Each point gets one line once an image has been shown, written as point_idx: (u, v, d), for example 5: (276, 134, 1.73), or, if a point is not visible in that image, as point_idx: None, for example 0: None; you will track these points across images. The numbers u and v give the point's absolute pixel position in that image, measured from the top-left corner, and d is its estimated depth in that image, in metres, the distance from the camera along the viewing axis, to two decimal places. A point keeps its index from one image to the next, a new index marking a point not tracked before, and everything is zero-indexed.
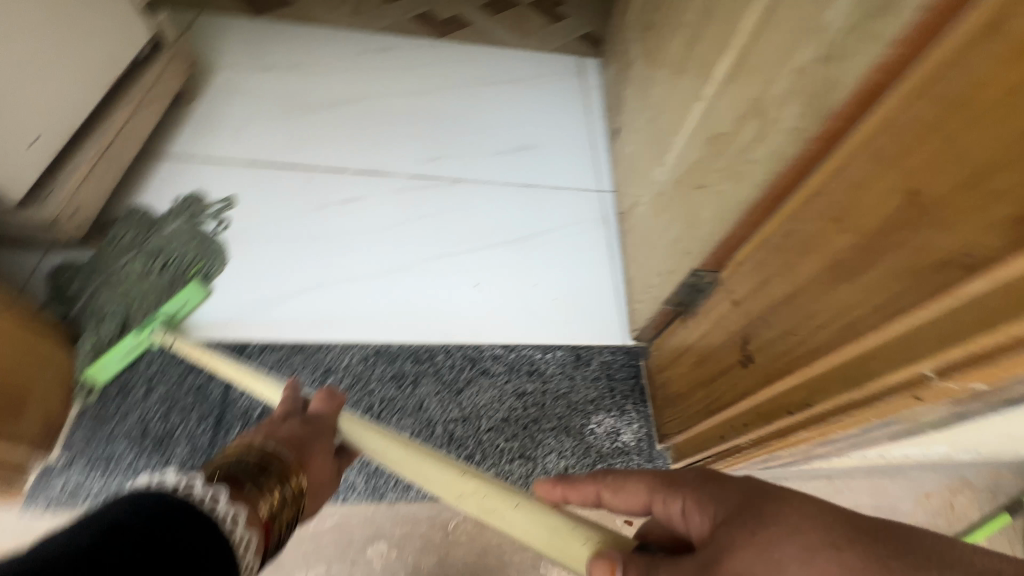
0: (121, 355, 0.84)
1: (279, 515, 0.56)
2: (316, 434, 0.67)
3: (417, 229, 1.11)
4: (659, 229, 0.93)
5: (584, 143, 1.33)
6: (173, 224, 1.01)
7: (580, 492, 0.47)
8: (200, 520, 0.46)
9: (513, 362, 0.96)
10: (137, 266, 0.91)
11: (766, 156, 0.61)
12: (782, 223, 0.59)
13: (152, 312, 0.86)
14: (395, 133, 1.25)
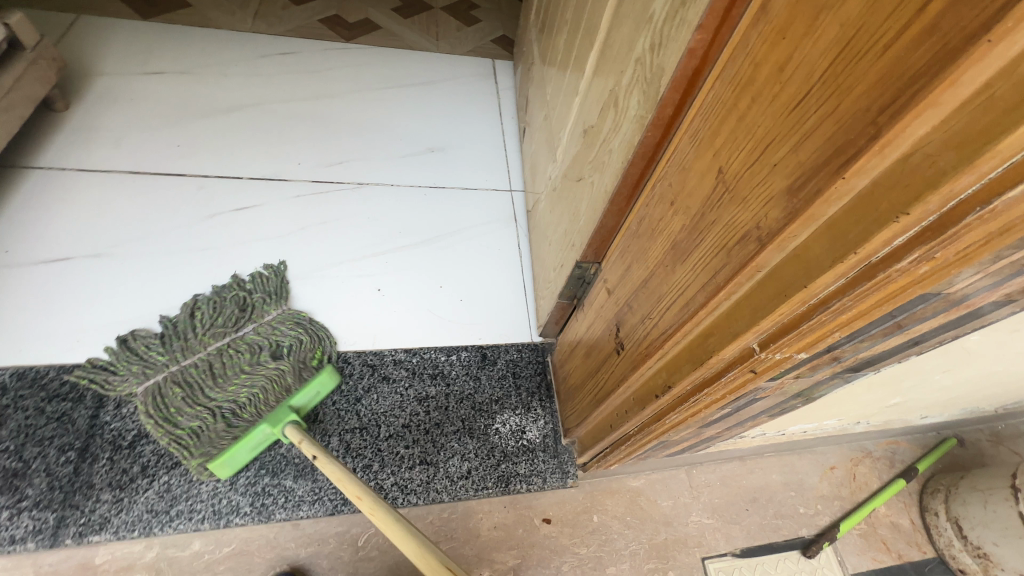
0: (250, 446, 0.78)
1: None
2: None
3: (319, 235, 1.07)
4: (554, 224, 0.94)
5: (495, 144, 1.34)
6: (273, 311, 0.91)
7: None
8: None
9: (415, 366, 0.94)
10: (252, 353, 0.84)
11: (621, 145, 0.62)
12: (637, 210, 0.60)
13: (284, 407, 0.79)
14: (297, 138, 1.21)
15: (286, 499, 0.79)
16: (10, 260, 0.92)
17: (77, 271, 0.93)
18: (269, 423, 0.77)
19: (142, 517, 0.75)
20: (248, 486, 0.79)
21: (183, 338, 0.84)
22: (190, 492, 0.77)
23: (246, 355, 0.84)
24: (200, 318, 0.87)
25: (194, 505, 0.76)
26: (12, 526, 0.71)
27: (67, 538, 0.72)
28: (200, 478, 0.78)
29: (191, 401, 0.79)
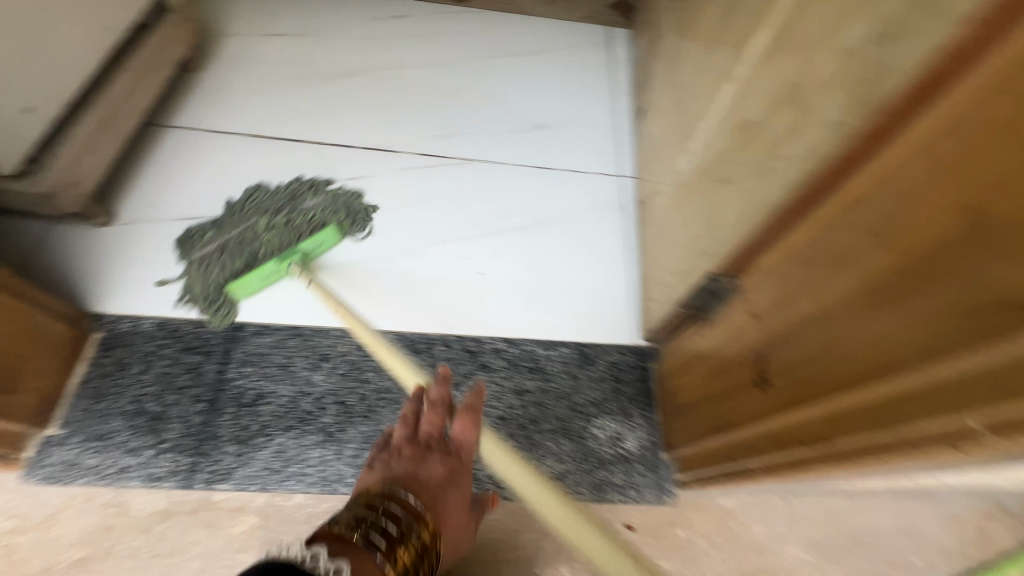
0: (263, 276, 0.90)
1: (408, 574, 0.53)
2: (451, 475, 0.63)
3: (424, 211, 1.06)
4: (677, 224, 0.86)
5: (606, 123, 1.25)
6: (312, 199, 1.01)
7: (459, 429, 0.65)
8: None
9: (514, 357, 0.92)
10: (282, 222, 0.94)
11: (801, 150, 0.53)
12: (815, 231, 0.52)
13: (292, 247, 0.91)
14: (406, 107, 1.19)
15: None
16: (151, 214, 0.98)
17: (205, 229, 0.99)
18: (278, 259, 0.89)
19: (261, 473, 0.80)
20: (353, 458, 0.82)
21: (230, 214, 0.98)
22: (302, 455, 0.81)
23: (273, 216, 0.96)
24: (256, 200, 1.01)
25: (306, 469, 0.80)
26: (155, 464, 0.79)
27: (198, 481, 0.79)
28: (311, 443, 0.82)
29: (226, 256, 0.91)
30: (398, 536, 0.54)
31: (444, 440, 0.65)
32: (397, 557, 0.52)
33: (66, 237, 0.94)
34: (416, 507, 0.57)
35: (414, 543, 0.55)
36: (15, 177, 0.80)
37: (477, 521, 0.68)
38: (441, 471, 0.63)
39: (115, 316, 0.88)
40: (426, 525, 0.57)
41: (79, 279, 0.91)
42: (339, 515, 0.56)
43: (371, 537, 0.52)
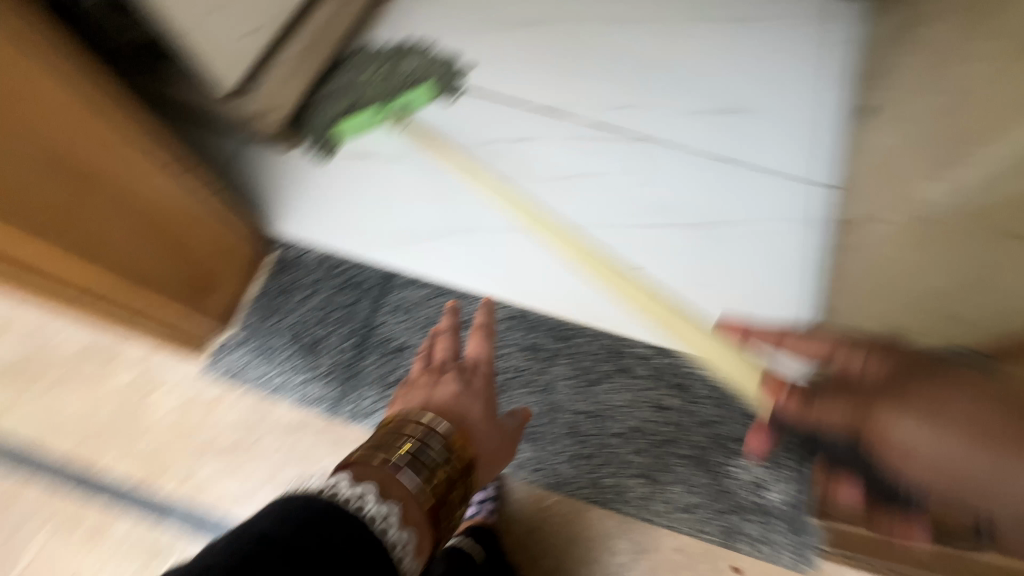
0: (360, 124, 1.00)
1: (445, 494, 0.54)
2: (468, 396, 0.65)
3: (587, 188, 0.98)
4: (900, 262, 0.67)
5: (813, 115, 1.05)
6: (414, 60, 1.05)
7: (474, 346, 0.71)
8: (349, 523, 0.44)
9: (660, 368, 0.84)
10: (382, 78, 1.02)
11: None
12: None
13: (388, 101, 1.00)
14: (584, 69, 1.09)
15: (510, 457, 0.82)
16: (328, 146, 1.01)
17: (373, 169, 1.00)
18: (374, 109, 0.99)
19: None
20: None
21: (338, 66, 1.04)
22: None
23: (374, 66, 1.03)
24: (363, 55, 1.05)
25: None
26: (308, 386, 0.87)
27: (340, 412, 0.86)
28: None
29: (331, 103, 1.00)
30: (428, 458, 0.54)
31: (457, 361, 0.70)
32: (429, 476, 0.53)
33: (252, 155, 0.99)
34: (440, 426, 0.57)
35: (447, 465, 0.55)
36: (228, 97, 0.86)
37: (514, 434, 0.68)
38: (455, 391, 0.65)
39: (288, 241, 0.94)
40: (455, 441, 0.57)
41: (261, 198, 0.97)
42: (365, 441, 0.55)
43: (404, 459, 0.52)
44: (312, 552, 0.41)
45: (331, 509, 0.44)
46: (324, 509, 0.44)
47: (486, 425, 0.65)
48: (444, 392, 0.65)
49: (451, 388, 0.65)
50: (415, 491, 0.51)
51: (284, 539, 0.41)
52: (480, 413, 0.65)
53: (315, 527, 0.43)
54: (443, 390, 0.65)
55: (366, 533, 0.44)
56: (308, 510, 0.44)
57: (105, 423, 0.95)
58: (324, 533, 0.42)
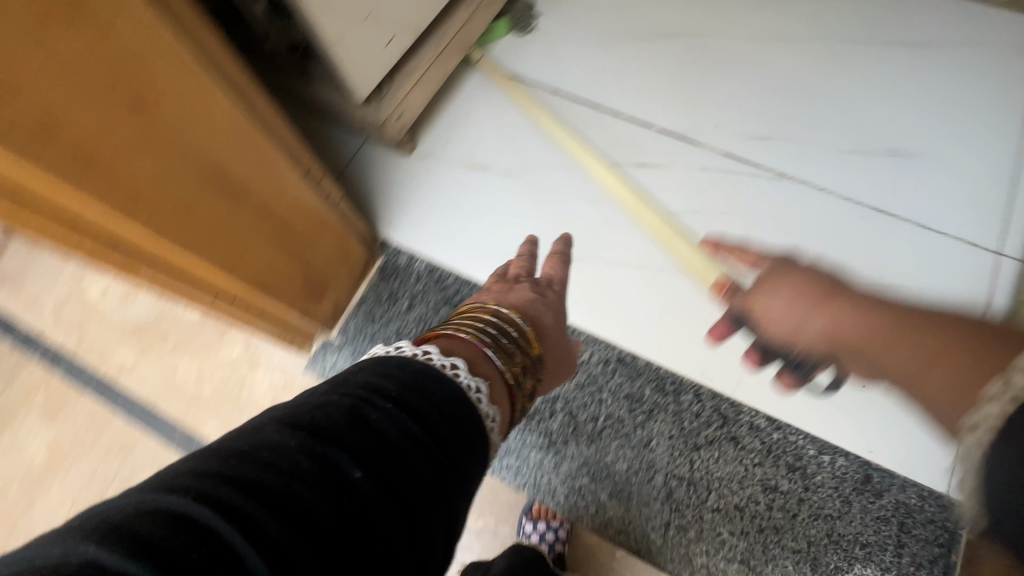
0: None
1: (521, 383, 0.53)
2: (540, 304, 0.63)
3: (709, 226, 0.91)
4: None
5: (999, 168, 0.89)
6: None
7: (550, 265, 0.70)
8: (448, 387, 0.43)
9: (774, 444, 0.76)
10: None
11: None
12: None
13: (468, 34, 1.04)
14: (721, 91, 0.99)
15: (595, 512, 0.77)
16: (444, 153, 1.00)
17: (486, 183, 0.97)
18: None
19: None
20: (568, 478, 0.78)
21: None
22: (521, 451, 0.80)
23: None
24: None
25: (521, 467, 0.80)
26: None
27: None
28: (532, 443, 0.80)
29: None
30: (503, 348, 0.53)
31: (531, 277, 0.69)
32: (507, 362, 0.52)
33: (373, 155, 1.00)
34: (513, 322, 0.57)
35: (520, 356, 0.54)
36: (361, 104, 0.85)
37: (575, 356, 0.67)
38: (529, 297, 0.63)
39: (396, 247, 0.95)
40: (528, 342, 0.57)
41: (376, 200, 0.97)
42: (440, 327, 0.54)
43: (484, 346, 0.52)
44: (423, 414, 0.40)
45: (430, 374, 0.43)
46: (423, 372, 0.43)
47: (557, 332, 0.63)
48: (518, 292, 0.63)
49: (526, 290, 0.64)
50: (495, 373, 0.50)
51: (396, 396, 0.40)
52: (551, 320, 0.63)
53: (422, 392, 0.41)
54: (516, 292, 0.64)
55: (464, 403, 0.43)
56: (410, 372, 0.42)
57: (214, 392, 1.02)
58: (426, 394, 0.41)
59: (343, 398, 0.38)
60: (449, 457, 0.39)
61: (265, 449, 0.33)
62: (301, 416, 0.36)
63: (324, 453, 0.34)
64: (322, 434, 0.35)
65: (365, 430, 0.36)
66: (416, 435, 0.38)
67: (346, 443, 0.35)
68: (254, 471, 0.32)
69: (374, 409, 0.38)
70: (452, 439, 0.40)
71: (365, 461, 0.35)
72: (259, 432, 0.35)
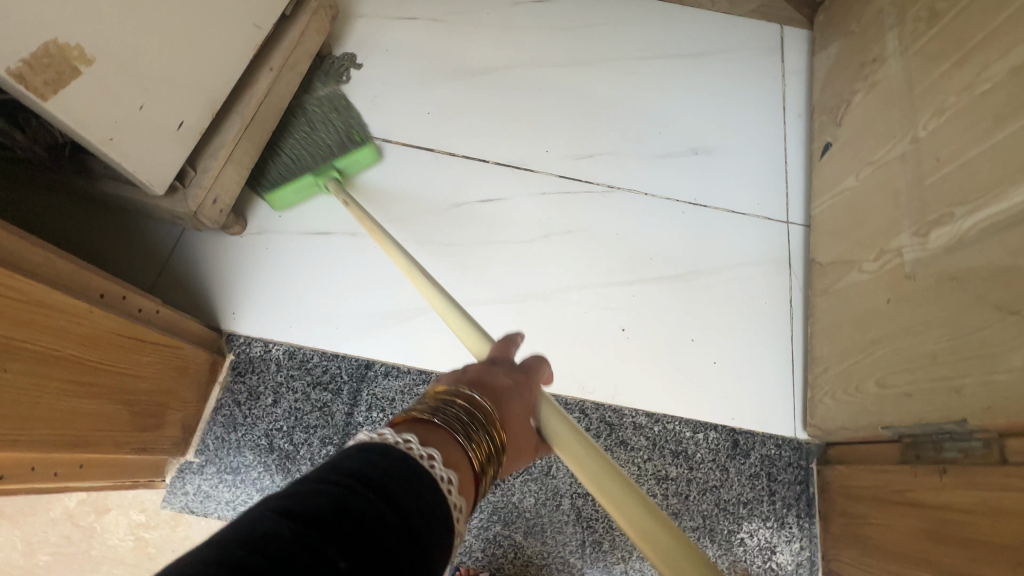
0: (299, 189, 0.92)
1: (486, 472, 0.45)
2: (518, 388, 0.53)
3: (559, 247, 0.96)
4: (888, 321, 0.71)
5: (772, 150, 1.07)
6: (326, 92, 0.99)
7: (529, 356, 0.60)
8: (424, 482, 0.36)
9: (657, 437, 0.83)
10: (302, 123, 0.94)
11: None
12: None
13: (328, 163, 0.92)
14: (544, 118, 1.06)
15: (515, 556, 0.77)
16: (280, 225, 0.93)
17: (334, 248, 0.92)
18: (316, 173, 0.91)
19: None
20: (481, 531, 0.77)
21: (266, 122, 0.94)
22: None
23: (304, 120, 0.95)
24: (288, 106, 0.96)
25: None
26: None
27: None
28: None
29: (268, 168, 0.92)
30: (471, 436, 0.45)
31: (507, 361, 0.59)
32: (478, 449, 0.45)
33: (197, 242, 0.90)
34: (487, 407, 0.48)
35: (490, 442, 0.46)
36: (162, 195, 0.76)
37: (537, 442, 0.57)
38: (504, 382, 0.53)
39: (246, 337, 0.86)
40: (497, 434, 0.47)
41: (211, 291, 0.88)
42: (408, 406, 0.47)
43: (453, 430, 0.44)
44: (411, 513, 0.33)
45: (407, 461, 0.37)
46: (404, 460, 0.37)
47: (525, 425, 0.52)
48: (491, 380, 0.53)
49: (504, 381, 0.54)
50: (464, 460, 0.43)
51: (379, 483, 0.33)
52: (523, 409, 0.52)
53: (402, 481, 0.35)
54: (490, 378, 0.54)
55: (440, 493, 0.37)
56: (390, 460, 0.36)
57: (52, 560, 0.84)
58: (411, 490, 0.34)
59: (333, 483, 0.31)
60: (426, 558, 0.32)
61: (247, 541, 0.25)
62: (283, 502, 0.29)
63: (319, 542, 0.27)
64: (319, 523, 0.28)
65: (354, 516, 0.29)
66: (403, 529, 0.32)
67: (345, 534, 0.28)
68: (238, 565, 0.24)
69: (368, 499, 0.31)
70: (431, 538, 0.34)
71: (355, 552, 0.28)
72: (248, 523, 0.27)
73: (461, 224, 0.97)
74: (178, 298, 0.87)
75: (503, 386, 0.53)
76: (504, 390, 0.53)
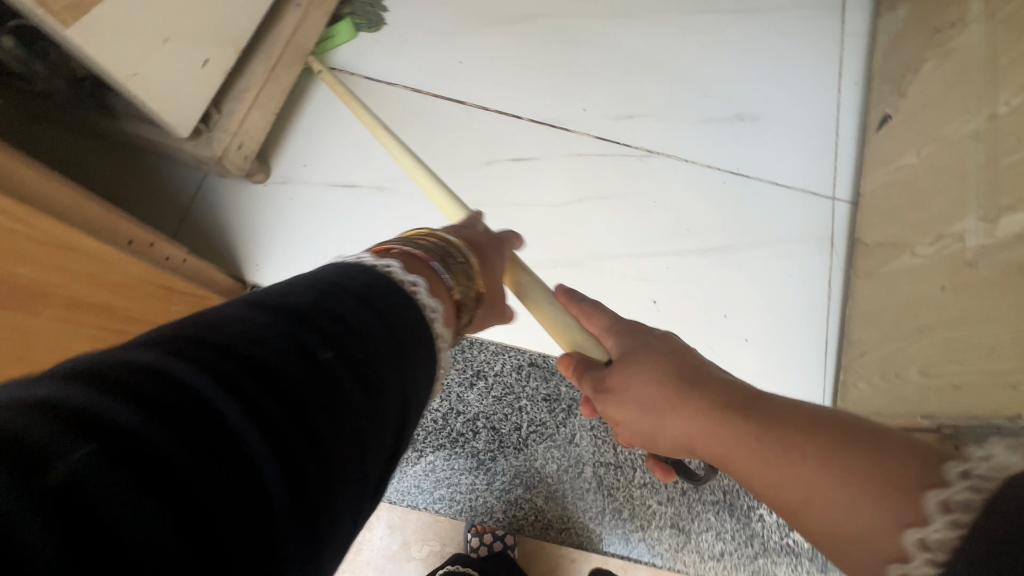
0: None
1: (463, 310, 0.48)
2: (492, 244, 0.58)
3: (592, 213, 0.92)
4: (941, 309, 0.68)
5: (824, 121, 1.00)
6: None
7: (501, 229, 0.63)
8: (414, 301, 0.37)
9: None
10: None
11: None
12: None
13: None
14: (584, 74, 0.99)
15: (535, 518, 0.78)
16: (306, 176, 0.89)
17: (359, 201, 0.89)
18: None
19: (411, 488, 0.78)
20: (502, 492, 0.78)
21: None
22: (451, 479, 0.78)
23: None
24: None
25: (454, 495, 0.77)
26: None
27: None
28: (461, 468, 0.78)
29: None
30: (453, 270, 0.48)
31: (479, 223, 0.62)
32: (458, 288, 0.47)
33: (222, 189, 0.87)
34: (466, 253, 0.51)
35: (468, 279, 0.49)
36: (186, 138, 0.73)
37: (507, 303, 0.61)
38: (477, 237, 0.57)
39: (270, 290, 0.85)
40: (475, 269, 0.51)
41: (236, 241, 0.86)
42: (389, 241, 0.47)
43: (434, 264, 0.46)
44: (396, 323, 0.33)
45: (391, 281, 0.37)
46: (391, 281, 0.37)
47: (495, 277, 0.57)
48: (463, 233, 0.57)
49: (474, 233, 0.57)
50: (447, 294, 0.45)
51: (364, 295, 0.33)
52: (493, 262, 0.57)
53: (388, 296, 0.35)
54: (461, 232, 0.57)
55: (424, 314, 0.37)
56: (380, 279, 0.36)
57: None
58: (394, 303, 0.35)
59: (314, 289, 0.31)
60: (414, 364, 0.34)
61: (221, 324, 0.26)
62: (265, 299, 0.29)
63: (297, 330, 0.27)
64: (294, 314, 0.28)
65: (334, 319, 0.30)
66: (386, 331, 0.32)
67: (323, 328, 0.28)
68: (213, 340, 0.24)
69: (347, 304, 0.31)
70: (417, 352, 0.34)
71: (339, 344, 0.28)
72: (222, 312, 0.27)
73: (491, 184, 0.93)
74: (202, 247, 0.85)
75: (476, 240, 0.57)
76: (478, 242, 0.56)
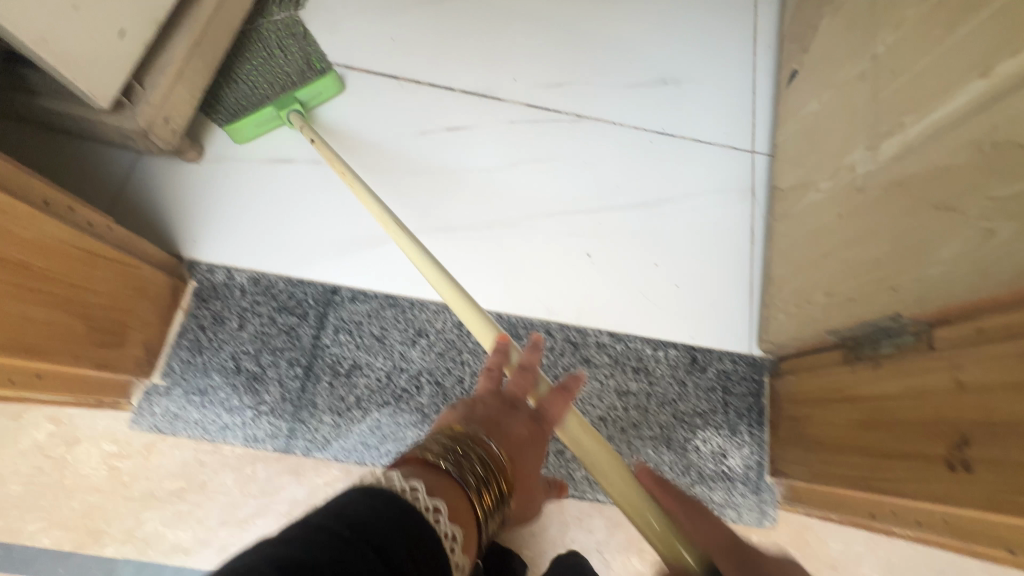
0: (259, 123, 0.89)
1: (487, 523, 0.44)
2: (534, 439, 0.54)
3: (526, 175, 0.96)
4: (839, 233, 0.73)
5: (741, 81, 1.06)
6: (280, 10, 0.94)
7: (556, 398, 0.57)
8: (425, 530, 0.34)
9: (619, 354, 0.86)
10: (253, 50, 0.90)
11: None
12: None
13: (289, 94, 0.90)
14: (512, 46, 1.03)
15: None
16: (239, 152, 0.90)
17: (294, 174, 0.90)
18: (276, 104, 0.88)
19: (358, 446, 0.80)
20: None
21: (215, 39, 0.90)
22: (398, 434, 0.80)
23: (255, 41, 0.91)
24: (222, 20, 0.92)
25: (401, 449, 0.80)
26: (255, 426, 0.80)
27: (297, 447, 0.80)
28: (407, 423, 0.80)
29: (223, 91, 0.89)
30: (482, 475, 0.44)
31: (529, 397, 0.57)
32: (484, 499, 0.43)
33: (154, 169, 0.87)
34: (499, 457, 0.47)
35: (495, 485, 0.45)
36: (107, 112, 0.73)
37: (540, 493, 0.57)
38: (519, 428, 0.53)
39: (208, 265, 0.85)
40: (500, 468, 0.46)
41: (170, 219, 0.86)
42: (419, 445, 0.45)
43: (460, 477, 0.42)
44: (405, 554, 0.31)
45: (410, 514, 0.34)
46: (408, 511, 0.35)
47: (530, 463, 0.52)
48: (505, 420, 0.53)
49: (522, 426, 0.53)
50: (468, 512, 0.41)
51: (378, 536, 0.31)
52: (530, 454, 0.53)
53: (404, 531, 0.33)
54: (506, 417, 0.53)
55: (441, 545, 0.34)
56: (392, 506, 0.34)
57: (24, 489, 0.84)
58: (410, 533, 0.33)
59: (322, 531, 0.29)
60: None
61: None
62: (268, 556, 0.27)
63: None
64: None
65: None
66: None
67: None
68: None
69: (361, 547, 0.30)
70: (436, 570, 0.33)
71: None
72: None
73: (426, 152, 0.96)
74: (136, 226, 0.85)
75: (517, 429, 0.53)
76: (520, 436, 0.52)
